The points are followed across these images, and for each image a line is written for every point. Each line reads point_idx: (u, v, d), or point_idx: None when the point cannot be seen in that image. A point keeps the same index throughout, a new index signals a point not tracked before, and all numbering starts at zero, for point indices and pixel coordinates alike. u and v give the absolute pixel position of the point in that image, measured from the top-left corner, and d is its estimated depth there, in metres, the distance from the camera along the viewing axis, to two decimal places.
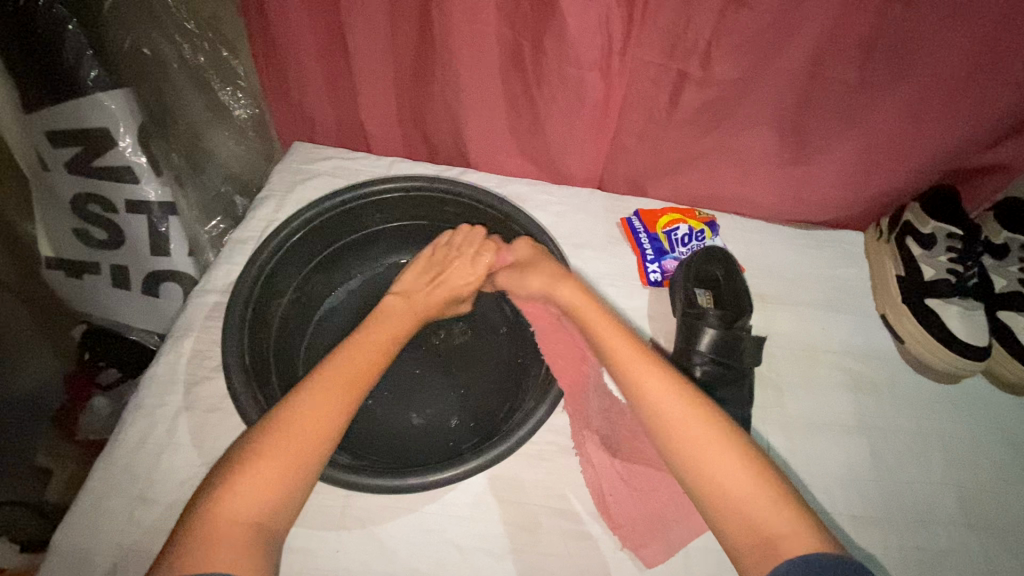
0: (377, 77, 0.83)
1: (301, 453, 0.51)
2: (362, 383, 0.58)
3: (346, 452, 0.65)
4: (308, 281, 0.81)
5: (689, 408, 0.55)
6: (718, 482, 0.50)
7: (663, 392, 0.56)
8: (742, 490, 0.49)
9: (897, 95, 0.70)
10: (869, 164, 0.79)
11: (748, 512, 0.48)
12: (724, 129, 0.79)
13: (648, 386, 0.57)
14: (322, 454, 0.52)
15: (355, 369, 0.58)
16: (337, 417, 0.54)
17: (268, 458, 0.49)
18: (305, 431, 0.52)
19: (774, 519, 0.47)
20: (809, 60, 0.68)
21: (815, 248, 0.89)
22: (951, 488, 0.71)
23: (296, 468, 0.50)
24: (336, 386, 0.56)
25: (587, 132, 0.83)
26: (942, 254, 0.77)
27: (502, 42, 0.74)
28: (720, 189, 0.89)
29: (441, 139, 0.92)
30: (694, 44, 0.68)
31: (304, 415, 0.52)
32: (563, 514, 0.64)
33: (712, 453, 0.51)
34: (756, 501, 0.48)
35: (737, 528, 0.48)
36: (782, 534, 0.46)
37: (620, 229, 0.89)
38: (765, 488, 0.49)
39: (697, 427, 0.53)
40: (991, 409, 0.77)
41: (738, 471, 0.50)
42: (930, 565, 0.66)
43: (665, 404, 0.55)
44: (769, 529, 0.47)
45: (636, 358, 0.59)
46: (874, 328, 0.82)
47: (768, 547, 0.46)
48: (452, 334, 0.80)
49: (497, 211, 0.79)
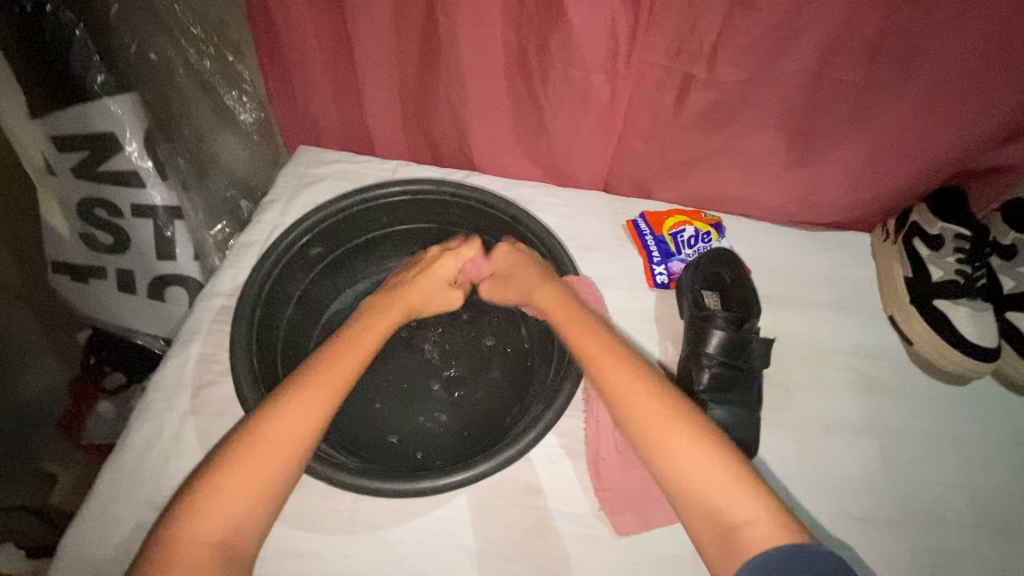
0: (381, 81, 0.83)
1: (263, 472, 0.50)
2: (331, 397, 0.55)
3: (354, 456, 0.65)
4: (315, 285, 0.81)
5: (649, 402, 0.55)
6: (687, 476, 0.50)
7: (626, 388, 0.56)
8: (711, 481, 0.49)
9: (900, 97, 0.70)
10: (874, 165, 0.79)
11: (712, 505, 0.49)
12: (729, 131, 0.79)
13: (614, 387, 0.57)
14: (286, 469, 0.51)
15: (330, 378, 0.56)
16: (309, 428, 0.53)
17: (238, 473, 0.49)
18: (273, 445, 0.51)
19: (739, 510, 0.48)
20: (813, 63, 0.68)
21: (823, 249, 0.88)
22: (962, 488, 0.70)
23: (266, 483, 0.50)
24: (305, 399, 0.54)
25: (592, 134, 0.83)
26: (949, 255, 0.76)
27: (506, 45, 0.74)
28: (726, 190, 0.88)
29: (445, 141, 0.92)
30: (699, 46, 0.69)
31: (273, 428, 0.52)
32: (571, 517, 0.63)
33: (679, 445, 0.52)
34: (727, 497, 0.48)
35: (704, 520, 0.49)
36: (747, 525, 0.47)
37: (626, 231, 0.89)
38: (737, 476, 0.49)
39: (664, 422, 0.53)
40: (1001, 410, 0.76)
41: (707, 463, 0.50)
42: (942, 567, 0.65)
43: (634, 402, 0.55)
44: (733, 521, 0.48)
45: (598, 345, 0.61)
46: (881, 330, 0.82)
47: (731, 539, 0.47)
48: (457, 338, 0.80)
49: (503, 213, 0.78)
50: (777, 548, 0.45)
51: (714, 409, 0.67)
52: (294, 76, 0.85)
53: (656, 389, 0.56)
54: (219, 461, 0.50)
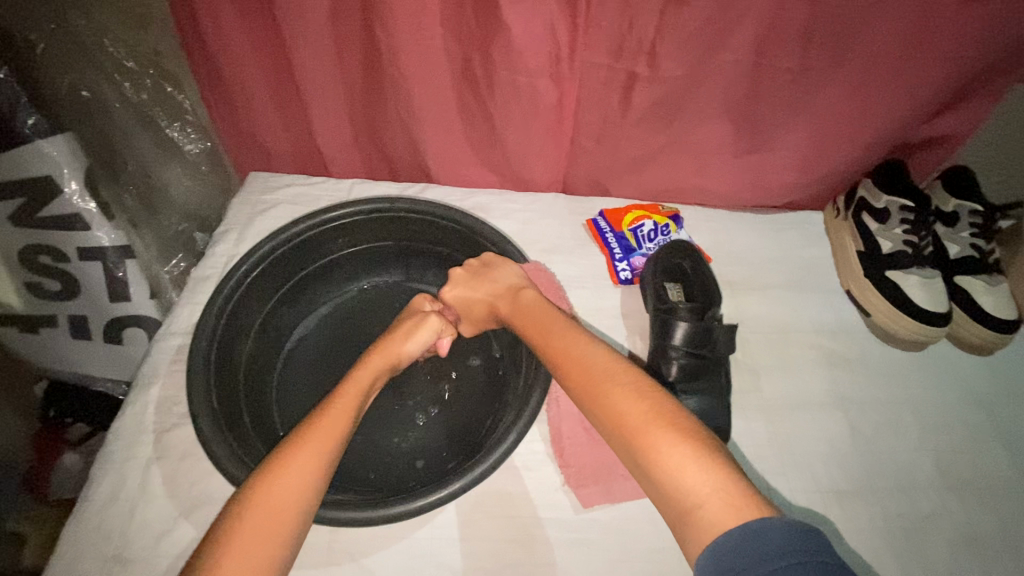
0: (326, 100, 0.82)
1: (273, 526, 0.48)
2: (335, 445, 0.54)
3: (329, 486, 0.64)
4: (275, 314, 0.79)
5: (618, 389, 0.54)
6: (651, 456, 0.49)
7: (591, 379, 0.56)
8: (671, 462, 0.48)
9: (837, 80, 0.73)
10: (819, 147, 0.82)
11: (671, 482, 0.47)
12: (678, 123, 0.81)
13: (577, 374, 0.57)
14: (296, 522, 0.50)
15: (329, 428, 0.55)
16: (309, 479, 0.51)
17: (240, 535, 0.47)
18: (280, 492, 0.50)
19: (694, 487, 0.46)
20: (749, 52, 0.71)
21: (779, 231, 0.90)
22: (929, 452, 0.72)
23: (278, 534, 0.48)
24: (311, 447, 0.53)
25: (544, 137, 0.84)
26: (896, 226, 0.79)
27: (450, 56, 0.75)
28: (680, 182, 0.90)
29: (400, 156, 0.91)
30: (639, 45, 0.71)
31: (274, 489, 0.50)
32: (557, 523, 0.63)
33: (635, 425, 0.51)
34: (692, 478, 0.46)
35: (665, 499, 0.48)
36: (702, 504, 0.45)
37: (587, 230, 0.88)
38: (691, 451, 0.48)
39: (628, 407, 0.52)
40: (959, 371, 0.79)
41: (665, 440, 0.49)
42: (915, 531, 0.67)
43: (593, 390, 0.55)
44: (688, 499, 0.46)
45: (562, 341, 0.61)
46: (840, 305, 0.84)
47: (689, 518, 0.45)
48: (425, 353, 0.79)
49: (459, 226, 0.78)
50: (737, 531, 0.42)
51: (687, 399, 0.68)
52: (239, 103, 0.84)
53: (621, 374, 0.56)
54: (227, 521, 0.48)
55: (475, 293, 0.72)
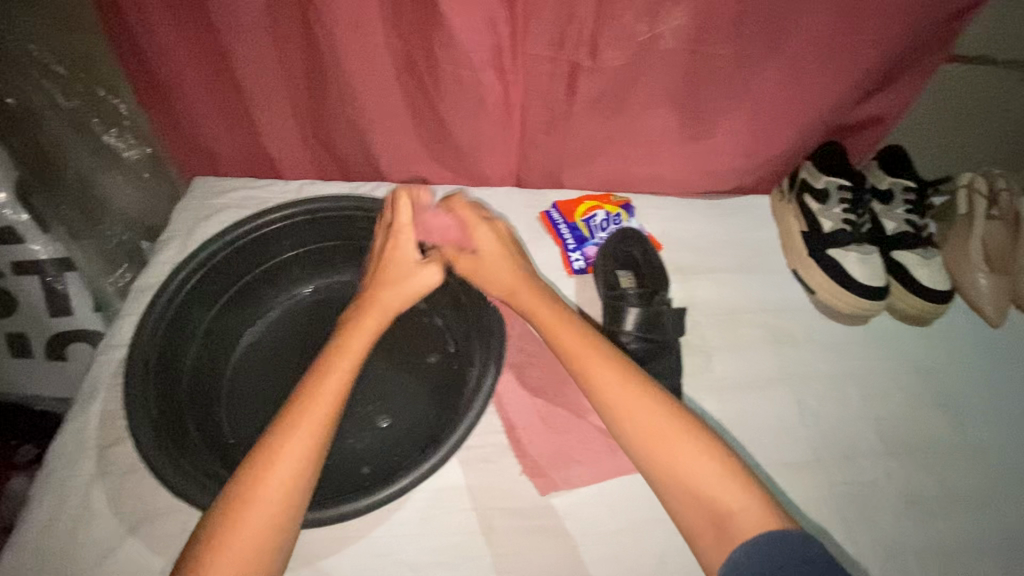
0: (271, 101, 0.81)
1: (264, 520, 0.50)
2: (319, 437, 0.54)
3: None
4: (222, 320, 0.77)
5: (645, 404, 0.58)
6: (681, 469, 0.54)
7: (616, 391, 0.59)
8: (701, 475, 0.53)
9: (770, 66, 0.75)
10: (759, 133, 0.84)
11: (701, 495, 0.53)
12: (625, 112, 0.82)
13: (599, 382, 0.60)
14: (288, 515, 0.51)
15: (312, 419, 0.55)
16: (297, 474, 0.52)
17: (233, 532, 0.49)
18: (267, 490, 0.51)
19: (724, 498, 0.52)
20: (686, 41, 0.73)
21: (727, 216, 0.93)
22: (871, 421, 0.75)
23: (269, 530, 0.50)
24: (296, 441, 0.53)
25: (493, 131, 0.84)
26: (835, 206, 0.82)
27: (393, 52, 0.74)
28: (630, 171, 0.91)
29: (350, 156, 0.90)
30: (579, 37, 0.72)
31: (263, 485, 0.51)
32: (514, 513, 0.63)
33: (663, 438, 0.56)
34: (721, 489, 0.52)
35: (685, 504, 0.54)
36: (731, 513, 0.51)
37: (540, 222, 0.89)
38: (715, 463, 0.54)
39: (656, 422, 0.57)
40: (899, 342, 0.82)
41: (693, 454, 0.55)
42: (860, 497, 0.70)
43: (615, 401, 0.59)
44: (719, 510, 0.52)
45: (580, 348, 0.63)
46: (787, 284, 0.87)
47: (710, 522, 0.52)
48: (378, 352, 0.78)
49: None
50: (763, 536, 0.48)
51: None
52: (178, 108, 0.82)
53: (644, 387, 0.59)
54: (219, 517, 0.49)
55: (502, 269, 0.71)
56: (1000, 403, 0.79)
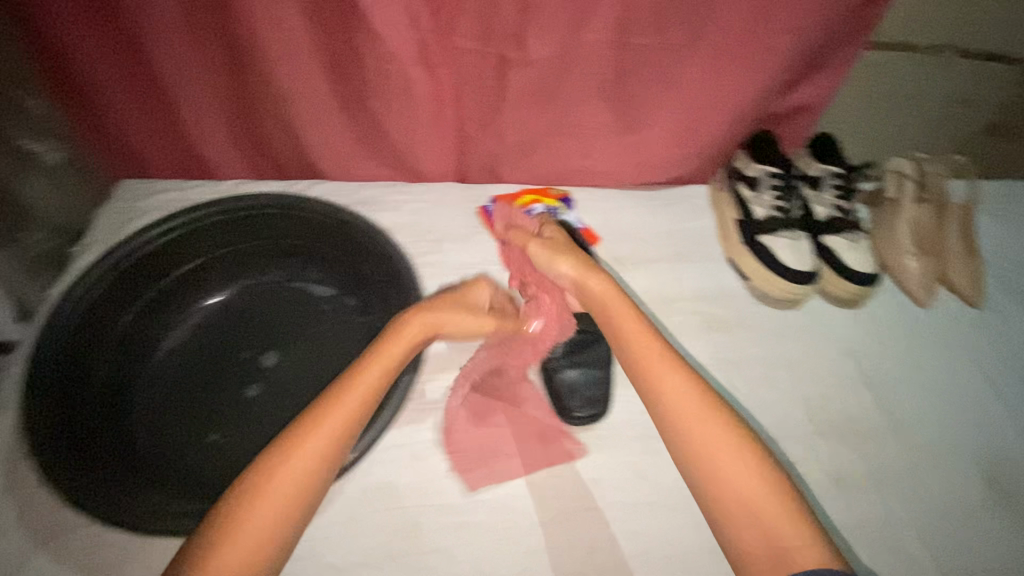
0: (198, 97, 0.79)
1: (275, 512, 0.50)
2: (342, 438, 0.54)
3: (190, 500, 0.61)
4: (142, 324, 0.74)
5: (718, 426, 0.56)
6: (738, 498, 0.53)
7: (686, 409, 0.58)
8: (760, 504, 0.52)
9: (695, 55, 0.76)
10: (690, 123, 0.85)
11: (758, 526, 0.51)
12: (558, 105, 0.82)
13: (657, 387, 0.60)
14: (296, 513, 0.51)
15: (337, 420, 0.54)
16: (314, 470, 0.52)
17: (241, 524, 0.48)
18: (284, 476, 0.51)
19: (785, 532, 0.50)
20: (612, 31, 0.73)
21: (664, 206, 0.94)
22: (801, 402, 0.77)
23: (275, 525, 0.49)
24: (319, 438, 0.53)
25: (427, 125, 0.84)
26: (766, 193, 0.83)
27: (318, 46, 0.74)
28: (569, 164, 0.91)
29: (284, 154, 0.89)
30: (505, 28, 0.72)
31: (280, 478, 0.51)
32: (442, 508, 0.63)
33: (713, 450, 0.55)
34: (782, 522, 0.51)
35: (725, 515, 0.53)
36: (789, 548, 0.49)
37: (478, 217, 0.88)
38: (764, 483, 0.53)
39: (724, 448, 0.55)
40: (830, 325, 0.84)
41: (741, 470, 0.54)
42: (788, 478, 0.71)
43: (682, 414, 0.58)
44: (778, 542, 0.50)
45: (650, 360, 0.61)
46: (722, 272, 0.88)
47: (749, 540, 0.51)
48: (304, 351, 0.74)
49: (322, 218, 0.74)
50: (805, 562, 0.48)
51: (568, 372, 0.70)
52: (98, 104, 0.79)
53: (715, 409, 0.58)
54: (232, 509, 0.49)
55: (564, 265, 0.68)
56: (929, 379, 0.81)
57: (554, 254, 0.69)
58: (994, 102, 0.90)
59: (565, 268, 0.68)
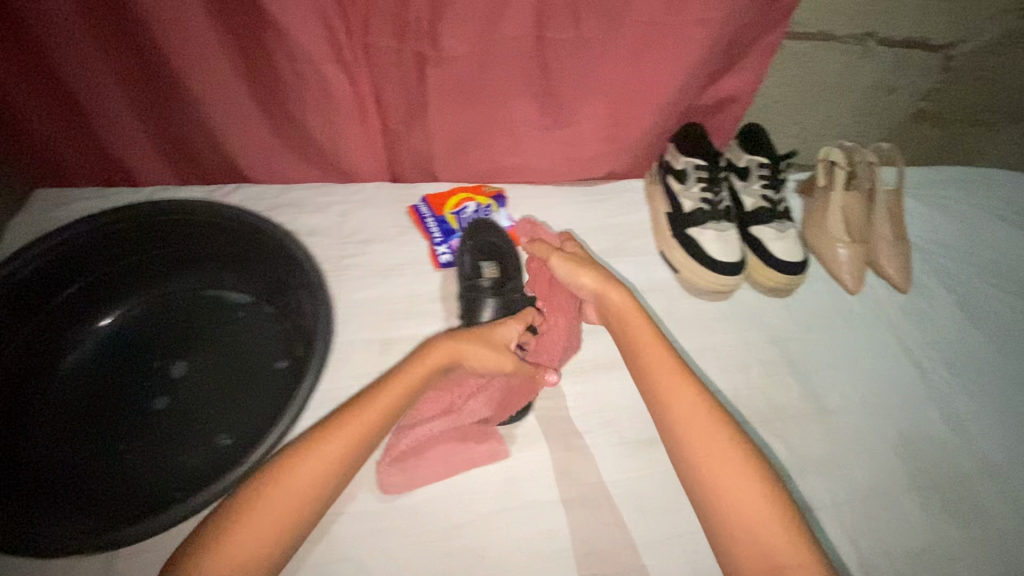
0: (107, 101, 0.76)
1: (294, 503, 0.50)
2: (363, 443, 0.54)
3: (82, 518, 0.59)
4: (44, 335, 0.72)
5: (723, 439, 0.56)
6: (733, 511, 0.53)
7: (692, 420, 0.58)
8: (758, 519, 0.52)
9: (614, 49, 0.75)
10: (618, 118, 0.84)
11: (753, 539, 0.51)
12: (483, 103, 0.81)
13: (668, 404, 0.60)
14: (310, 509, 0.51)
15: (365, 422, 0.54)
16: (335, 472, 0.52)
17: (257, 511, 0.49)
18: (294, 483, 0.50)
19: (781, 548, 0.50)
20: (528, 27, 0.72)
21: (598, 202, 0.94)
22: (728, 393, 0.77)
23: (289, 517, 0.49)
24: (341, 438, 0.53)
25: (351, 126, 0.82)
26: (694, 186, 0.84)
27: (227, 47, 0.72)
28: (500, 161, 0.90)
29: (206, 158, 0.86)
30: (419, 26, 0.71)
31: (303, 470, 0.51)
32: (357, 515, 0.62)
33: (715, 462, 0.55)
34: (776, 537, 0.51)
35: (721, 527, 0.53)
36: (785, 565, 0.49)
37: (408, 217, 0.87)
38: (771, 504, 0.52)
39: (728, 460, 0.55)
40: (760, 315, 0.85)
41: (749, 490, 0.53)
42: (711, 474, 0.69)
43: (684, 423, 0.58)
44: (774, 557, 0.50)
45: (660, 370, 0.62)
46: (654, 266, 0.88)
47: (750, 559, 0.50)
48: (212, 360, 0.72)
49: (233, 225, 0.72)
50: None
51: None
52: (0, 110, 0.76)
53: (718, 422, 0.58)
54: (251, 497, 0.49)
55: (584, 279, 0.69)
56: (857, 366, 0.81)
57: (573, 268, 0.70)
58: (918, 90, 0.91)
59: (586, 280, 0.69)
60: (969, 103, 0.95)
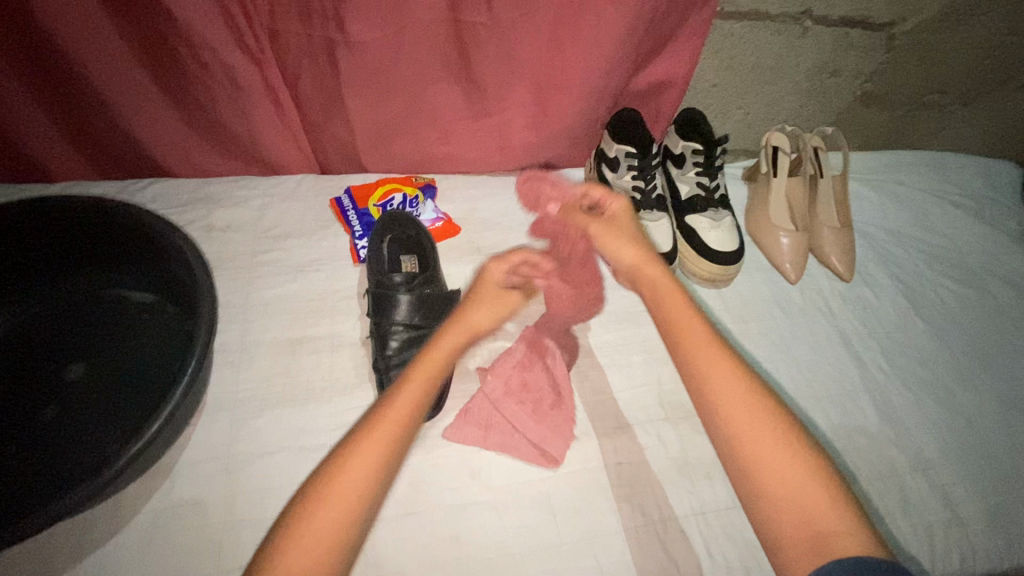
0: (3, 94, 0.72)
1: (342, 510, 0.44)
2: (403, 435, 0.50)
3: None
4: None
5: (754, 398, 0.51)
6: (770, 476, 0.47)
7: (720, 375, 0.53)
8: (800, 483, 0.47)
9: (534, 32, 0.72)
10: (546, 103, 0.81)
11: (794, 503, 0.46)
12: (404, 91, 0.77)
13: (697, 374, 0.54)
14: (363, 516, 0.45)
15: (399, 414, 0.51)
16: (380, 469, 0.47)
17: (307, 523, 0.43)
18: (345, 486, 0.45)
19: (829, 514, 0.45)
20: (440, 9, 0.68)
21: (533, 191, 0.91)
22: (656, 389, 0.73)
23: (341, 525, 0.44)
24: (378, 434, 0.49)
25: (267, 116, 0.79)
26: (625, 174, 0.83)
27: (123, 34, 0.68)
28: (431, 151, 0.87)
29: (119, 152, 0.83)
30: (324, 9, 0.66)
31: (349, 472, 0.46)
32: (252, 523, 0.59)
33: (749, 423, 0.50)
34: (817, 502, 0.46)
35: (755, 492, 0.48)
36: (834, 532, 0.44)
37: (331, 210, 0.84)
38: (813, 473, 0.47)
39: (759, 419, 0.50)
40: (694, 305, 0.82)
41: (781, 455, 0.48)
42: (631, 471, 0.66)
43: (715, 379, 0.53)
44: (821, 522, 0.45)
45: (684, 329, 0.57)
46: None
47: (788, 527, 0.46)
48: (110, 363, 0.68)
49: (120, 219, 0.66)
50: (852, 556, 0.42)
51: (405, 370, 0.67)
52: None
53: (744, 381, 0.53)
54: (298, 508, 0.44)
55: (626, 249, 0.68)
56: (794, 357, 0.79)
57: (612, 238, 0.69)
58: (862, 72, 0.88)
59: (627, 252, 0.68)
60: (916, 85, 0.92)
